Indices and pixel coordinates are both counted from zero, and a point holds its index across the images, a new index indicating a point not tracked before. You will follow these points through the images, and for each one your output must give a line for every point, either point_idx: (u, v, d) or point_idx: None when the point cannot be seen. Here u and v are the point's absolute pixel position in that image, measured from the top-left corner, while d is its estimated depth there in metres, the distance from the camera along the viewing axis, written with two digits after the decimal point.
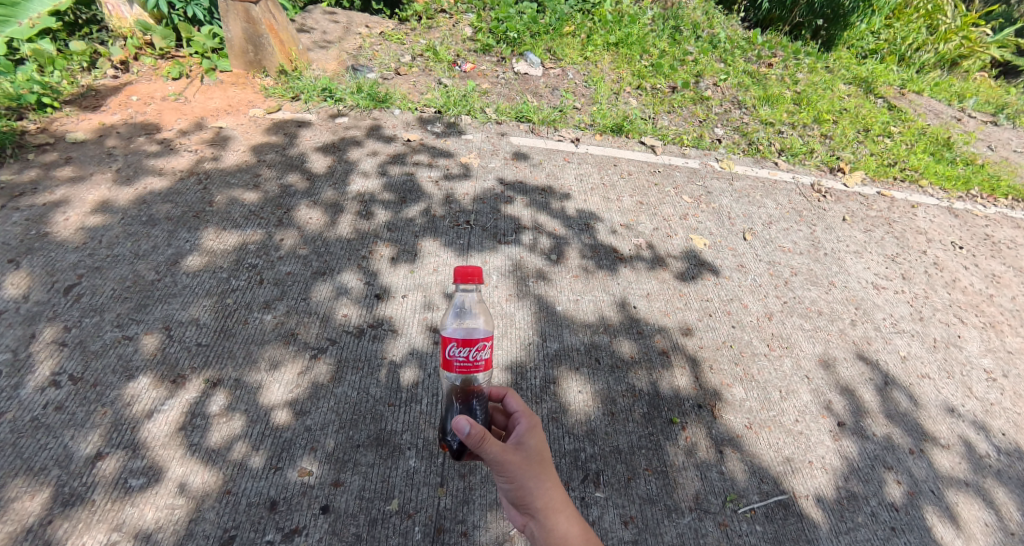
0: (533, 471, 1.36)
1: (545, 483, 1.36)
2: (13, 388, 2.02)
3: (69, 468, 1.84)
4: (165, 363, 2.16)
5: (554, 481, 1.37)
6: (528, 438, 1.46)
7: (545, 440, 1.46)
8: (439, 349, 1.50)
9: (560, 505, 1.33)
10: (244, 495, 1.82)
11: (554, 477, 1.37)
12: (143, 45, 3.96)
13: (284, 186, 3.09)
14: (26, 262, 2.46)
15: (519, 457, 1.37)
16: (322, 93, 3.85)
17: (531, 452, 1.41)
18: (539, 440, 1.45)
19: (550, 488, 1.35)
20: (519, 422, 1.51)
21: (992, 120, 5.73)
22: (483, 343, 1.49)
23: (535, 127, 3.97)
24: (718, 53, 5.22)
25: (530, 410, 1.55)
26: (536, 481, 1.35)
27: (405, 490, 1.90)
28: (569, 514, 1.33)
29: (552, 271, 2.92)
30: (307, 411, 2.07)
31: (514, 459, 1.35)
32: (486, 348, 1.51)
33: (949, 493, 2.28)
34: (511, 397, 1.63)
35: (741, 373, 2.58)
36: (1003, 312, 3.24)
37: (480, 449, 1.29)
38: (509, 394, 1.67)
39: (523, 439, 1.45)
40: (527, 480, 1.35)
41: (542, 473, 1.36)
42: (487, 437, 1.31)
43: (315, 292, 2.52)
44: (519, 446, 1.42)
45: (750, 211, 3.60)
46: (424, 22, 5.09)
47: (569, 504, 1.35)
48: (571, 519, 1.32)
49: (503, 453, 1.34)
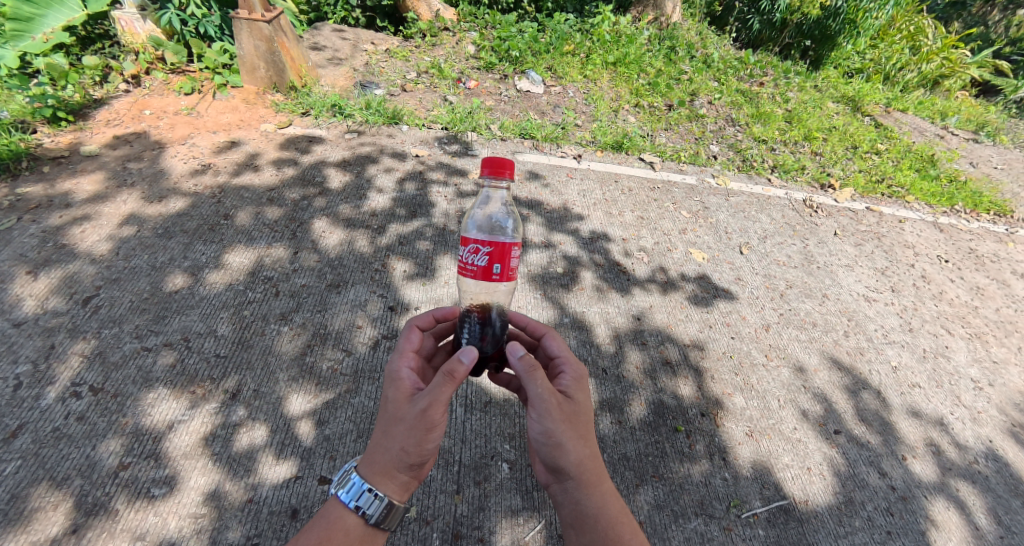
0: (577, 429, 1.50)
1: (583, 451, 1.48)
2: (34, 399, 2.06)
3: (91, 477, 1.87)
4: (185, 375, 2.21)
5: (593, 447, 1.50)
6: (576, 391, 1.60)
7: (591, 399, 1.59)
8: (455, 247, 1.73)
9: (595, 472, 1.47)
10: (265, 504, 1.88)
11: (593, 448, 1.50)
12: (154, 60, 4.05)
13: (296, 200, 3.17)
14: (44, 275, 2.51)
15: (566, 407, 1.52)
16: (332, 109, 3.95)
17: (577, 406, 1.56)
18: (586, 399, 1.59)
19: (588, 457, 1.48)
20: (565, 371, 1.64)
21: (973, 138, 5.96)
22: (481, 248, 1.61)
23: (538, 143, 4.09)
24: (712, 73, 5.41)
25: (577, 361, 1.68)
26: (578, 440, 1.49)
27: (423, 497, 1.97)
28: (602, 488, 1.46)
29: (559, 283, 3.01)
30: (326, 420, 2.13)
31: (563, 407, 1.51)
32: (483, 254, 1.62)
33: (939, 498, 2.39)
34: (553, 338, 1.76)
35: (741, 383, 2.67)
36: (988, 323, 3.39)
37: (530, 381, 1.48)
38: (550, 334, 1.79)
39: (571, 391, 1.58)
40: (570, 435, 1.48)
41: (584, 437, 1.50)
42: (538, 373, 1.51)
43: (330, 304, 2.59)
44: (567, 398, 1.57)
45: (746, 226, 3.73)
46: (428, 39, 5.22)
47: (602, 479, 1.47)
48: (604, 494, 1.46)
49: (553, 396, 1.51)
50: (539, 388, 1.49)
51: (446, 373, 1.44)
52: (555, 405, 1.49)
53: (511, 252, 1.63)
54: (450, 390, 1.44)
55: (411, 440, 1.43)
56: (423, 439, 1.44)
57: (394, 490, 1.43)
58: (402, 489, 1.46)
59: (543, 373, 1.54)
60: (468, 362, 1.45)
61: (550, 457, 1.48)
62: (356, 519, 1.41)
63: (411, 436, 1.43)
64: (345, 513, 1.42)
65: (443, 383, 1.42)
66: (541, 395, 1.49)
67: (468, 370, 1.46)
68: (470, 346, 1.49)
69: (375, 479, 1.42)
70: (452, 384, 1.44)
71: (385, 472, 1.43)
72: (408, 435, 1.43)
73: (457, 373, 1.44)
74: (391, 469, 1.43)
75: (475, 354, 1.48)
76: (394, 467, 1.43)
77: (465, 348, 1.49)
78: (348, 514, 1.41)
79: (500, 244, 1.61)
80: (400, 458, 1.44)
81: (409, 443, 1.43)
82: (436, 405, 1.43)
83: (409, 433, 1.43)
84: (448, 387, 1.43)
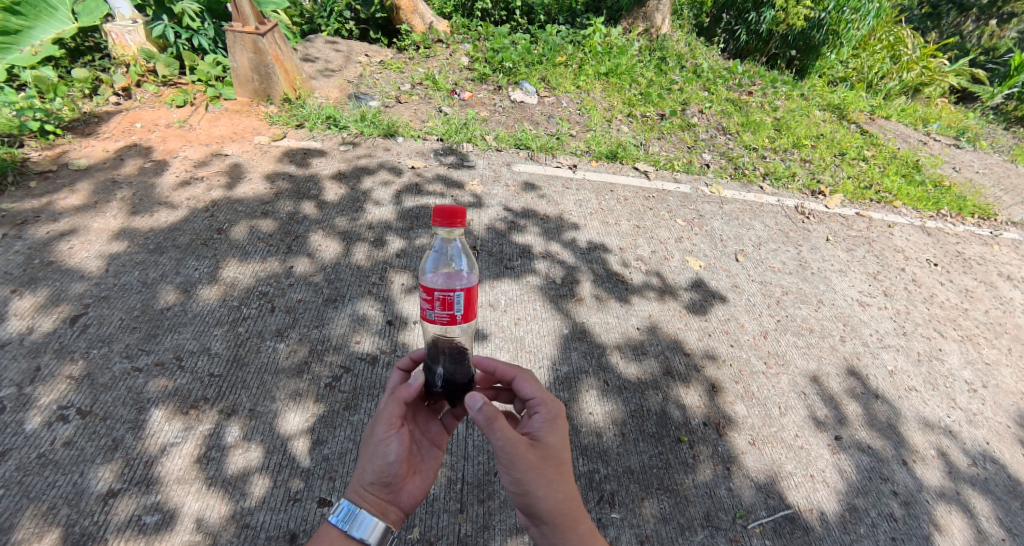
0: (547, 473, 1.45)
1: (557, 494, 1.44)
2: (18, 424, 1.98)
3: (78, 506, 1.80)
4: (178, 395, 2.14)
5: (567, 489, 1.46)
6: (548, 433, 1.53)
7: (566, 439, 1.53)
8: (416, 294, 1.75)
9: (572, 515, 1.44)
10: (262, 529, 1.82)
11: (566, 490, 1.45)
12: (146, 72, 4.01)
13: (291, 213, 3.12)
14: (30, 293, 2.43)
15: (534, 454, 1.47)
16: (326, 120, 3.93)
17: (548, 450, 1.49)
18: (560, 439, 1.52)
19: (562, 500, 1.44)
20: (538, 413, 1.57)
21: (955, 143, 6.10)
22: None
23: (534, 153, 4.10)
24: (702, 82, 5.49)
25: (553, 400, 1.60)
26: (548, 485, 1.45)
27: (426, 517, 1.92)
28: (580, 529, 1.43)
29: (557, 293, 3.00)
30: (324, 439, 2.07)
31: (528, 454, 1.45)
32: None
33: (941, 502, 2.38)
34: (523, 381, 1.65)
35: (742, 390, 2.66)
36: (978, 325, 3.43)
37: (489, 433, 1.41)
38: (521, 376, 1.67)
39: (541, 434, 1.52)
40: (539, 482, 1.44)
41: (556, 480, 1.45)
42: (498, 422, 1.43)
43: (327, 320, 2.54)
44: (537, 442, 1.50)
45: (740, 233, 3.75)
46: (422, 51, 5.25)
47: (580, 517, 1.44)
48: (582, 535, 1.42)
49: (517, 445, 1.44)
50: (499, 439, 1.42)
51: (392, 394, 1.55)
52: (520, 455, 1.44)
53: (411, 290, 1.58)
54: (394, 406, 1.53)
55: (371, 455, 1.50)
56: (381, 453, 1.50)
57: (367, 506, 1.45)
58: (381, 510, 1.47)
59: (505, 420, 1.45)
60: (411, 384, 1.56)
61: (523, 505, 1.46)
62: (339, 531, 1.40)
63: (370, 451, 1.50)
64: (329, 528, 1.41)
65: (387, 399, 1.54)
66: (504, 447, 1.43)
67: (413, 392, 1.56)
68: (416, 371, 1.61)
69: (352, 496, 1.45)
70: (395, 400, 1.54)
71: (358, 491, 1.47)
72: (368, 453, 1.50)
73: (400, 394, 1.55)
74: (360, 489, 1.47)
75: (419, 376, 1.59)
76: (361, 482, 1.47)
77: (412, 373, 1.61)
78: (331, 527, 1.41)
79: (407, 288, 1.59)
80: (366, 475, 1.49)
81: (375, 460, 1.49)
82: (384, 420, 1.51)
83: (369, 451, 1.50)
84: (393, 404, 1.53)
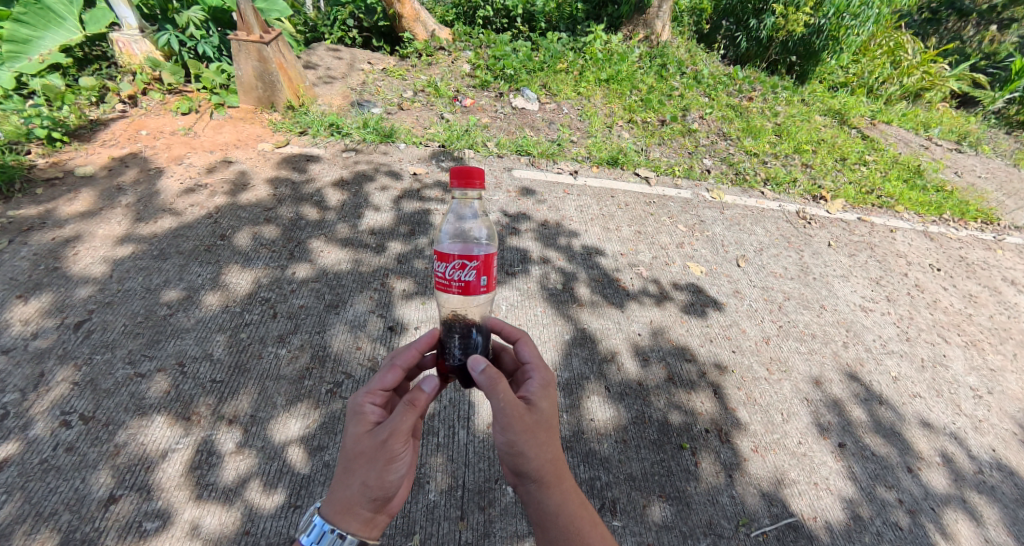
0: (540, 435, 1.44)
1: (546, 454, 1.44)
2: (21, 429, 1.99)
3: (80, 512, 1.80)
4: (180, 401, 2.15)
5: (555, 449, 1.46)
6: (541, 399, 1.52)
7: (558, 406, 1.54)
8: (442, 269, 1.55)
9: (557, 473, 1.44)
10: (262, 535, 1.81)
11: (555, 450, 1.45)
12: (151, 80, 4.07)
13: (294, 219, 3.14)
14: (35, 298, 2.45)
15: (529, 417, 1.45)
16: (329, 128, 3.96)
17: (542, 415, 1.48)
18: (552, 405, 1.52)
19: (549, 460, 1.43)
20: (533, 377, 1.57)
21: (957, 148, 6.09)
22: (467, 262, 1.52)
23: (535, 159, 4.12)
24: (702, 88, 5.51)
25: (547, 368, 1.60)
26: (540, 446, 1.43)
27: (427, 524, 1.92)
28: (564, 486, 1.44)
29: (559, 300, 3.00)
30: (324, 446, 2.07)
31: (525, 418, 1.44)
32: (470, 268, 1.54)
33: (948, 510, 2.36)
34: (526, 344, 1.64)
35: (745, 397, 2.65)
36: (982, 331, 3.41)
37: (492, 395, 1.41)
38: (524, 339, 1.67)
39: (536, 397, 1.52)
40: (532, 442, 1.43)
41: (547, 442, 1.45)
42: (500, 386, 1.43)
43: (329, 326, 2.54)
44: (531, 406, 1.49)
45: (741, 238, 3.75)
46: (424, 59, 5.31)
47: (564, 477, 1.45)
48: (565, 492, 1.43)
49: (515, 407, 1.43)
50: (500, 402, 1.42)
51: (408, 401, 1.45)
52: (517, 417, 1.43)
53: (465, 262, 1.52)
54: (411, 418, 1.46)
55: (373, 471, 1.42)
56: (384, 470, 1.44)
57: (359, 527, 1.40)
58: (368, 525, 1.43)
59: (506, 384, 1.45)
60: (428, 390, 1.46)
61: (512, 464, 1.44)
62: None
63: (372, 466, 1.43)
64: None
65: (404, 411, 1.44)
66: (502, 409, 1.42)
67: (429, 398, 1.47)
68: (432, 376, 1.50)
69: (336, 518, 1.38)
70: (412, 413, 1.46)
71: (350, 507, 1.40)
72: (368, 468, 1.42)
73: (418, 402, 1.45)
74: (354, 505, 1.41)
75: (436, 382, 1.49)
76: (358, 500, 1.41)
77: (428, 376, 1.49)
78: None
79: (484, 256, 1.54)
80: (364, 492, 1.42)
81: (373, 474, 1.42)
82: (398, 434, 1.45)
83: (370, 465, 1.43)
84: (410, 416, 1.45)
